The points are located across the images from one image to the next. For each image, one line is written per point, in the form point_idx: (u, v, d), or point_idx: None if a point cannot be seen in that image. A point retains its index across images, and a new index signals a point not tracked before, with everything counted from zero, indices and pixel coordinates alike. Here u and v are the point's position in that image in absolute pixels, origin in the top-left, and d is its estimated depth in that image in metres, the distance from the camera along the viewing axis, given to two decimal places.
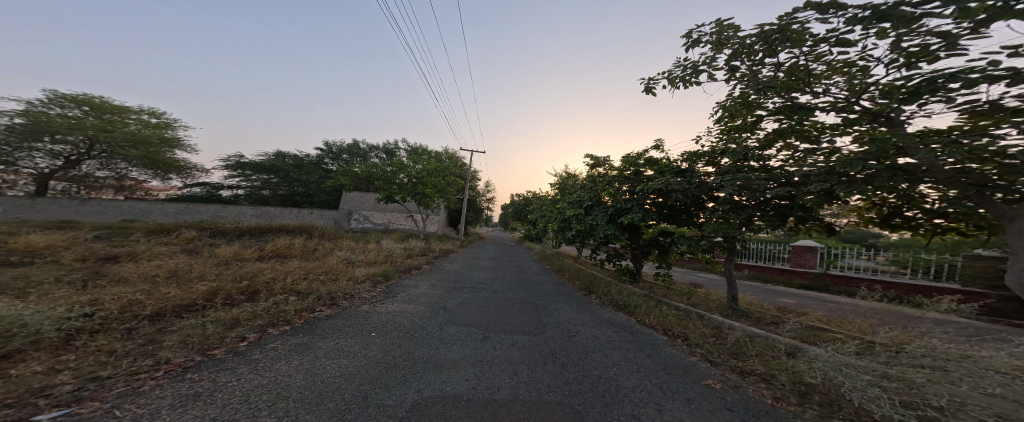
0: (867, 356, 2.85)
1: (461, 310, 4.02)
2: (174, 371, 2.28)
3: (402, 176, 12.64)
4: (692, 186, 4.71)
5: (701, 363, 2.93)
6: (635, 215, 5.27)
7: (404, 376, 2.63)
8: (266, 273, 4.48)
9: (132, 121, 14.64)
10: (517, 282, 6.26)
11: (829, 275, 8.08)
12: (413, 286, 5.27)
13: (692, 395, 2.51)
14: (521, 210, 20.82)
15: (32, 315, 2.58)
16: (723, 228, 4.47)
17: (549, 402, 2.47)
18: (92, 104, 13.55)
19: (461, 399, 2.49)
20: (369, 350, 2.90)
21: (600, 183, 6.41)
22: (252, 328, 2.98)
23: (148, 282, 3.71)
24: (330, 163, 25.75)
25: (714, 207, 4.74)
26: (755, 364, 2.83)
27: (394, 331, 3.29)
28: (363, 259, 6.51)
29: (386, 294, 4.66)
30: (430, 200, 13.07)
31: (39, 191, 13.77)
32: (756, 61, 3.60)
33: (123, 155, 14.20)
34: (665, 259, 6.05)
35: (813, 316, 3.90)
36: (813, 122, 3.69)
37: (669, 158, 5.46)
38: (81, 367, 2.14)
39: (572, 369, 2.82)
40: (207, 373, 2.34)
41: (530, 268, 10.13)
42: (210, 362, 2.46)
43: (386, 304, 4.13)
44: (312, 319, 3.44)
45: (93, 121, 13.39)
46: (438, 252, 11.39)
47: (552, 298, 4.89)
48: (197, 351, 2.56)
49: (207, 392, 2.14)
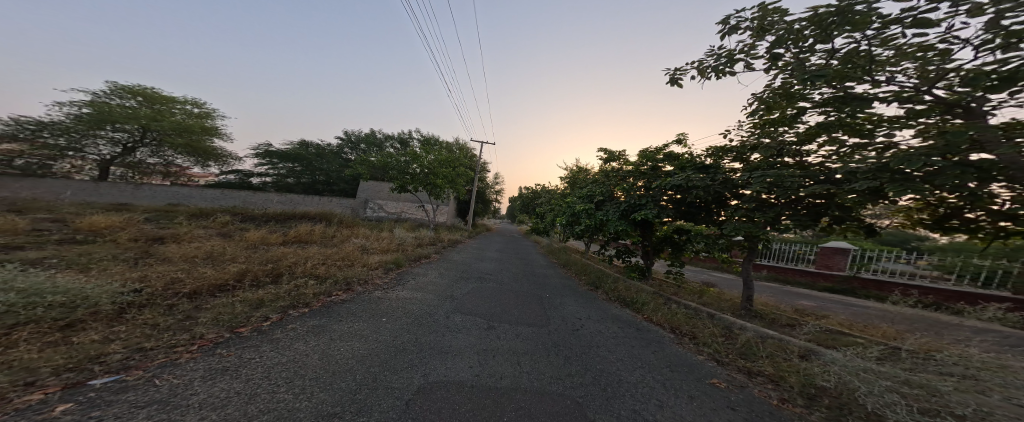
0: (890, 361, 2.70)
1: (467, 299, 4.13)
2: (206, 346, 2.53)
3: (415, 166, 12.92)
4: (714, 183, 4.55)
5: (707, 362, 2.88)
6: (650, 211, 5.16)
7: (411, 360, 2.77)
8: (289, 258, 4.79)
9: (177, 111, 15.94)
10: (522, 274, 6.35)
11: (858, 279, 7.60)
12: (422, 275, 5.47)
13: (695, 393, 2.48)
14: (533, 204, 20.81)
15: (91, 289, 2.94)
16: (746, 226, 4.31)
17: (550, 393, 2.52)
18: (145, 95, 14.83)
19: (464, 386, 2.60)
20: (380, 335, 3.06)
21: (614, 177, 6.31)
22: (276, 308, 3.24)
23: (187, 261, 4.09)
24: (350, 153, 26.71)
25: (738, 204, 4.56)
26: (765, 365, 2.75)
27: (403, 317, 3.45)
28: (377, 247, 6.81)
29: (397, 281, 4.86)
30: (440, 191, 13.53)
31: (101, 177, 15.15)
32: (804, 48, 3.44)
33: (170, 143, 15.51)
34: (678, 257, 5.92)
35: (834, 319, 3.72)
36: (867, 114, 3.47)
37: (692, 153, 5.28)
38: (129, 338, 2.42)
39: (574, 362, 2.85)
40: (234, 349, 2.57)
41: (538, 260, 10.20)
42: (237, 339, 2.70)
43: (398, 291, 4.32)
44: (329, 303, 3.67)
45: (147, 111, 14.66)
46: (448, 242, 11.67)
47: (558, 291, 4.92)
48: (227, 328, 2.82)
49: (233, 367, 2.36)
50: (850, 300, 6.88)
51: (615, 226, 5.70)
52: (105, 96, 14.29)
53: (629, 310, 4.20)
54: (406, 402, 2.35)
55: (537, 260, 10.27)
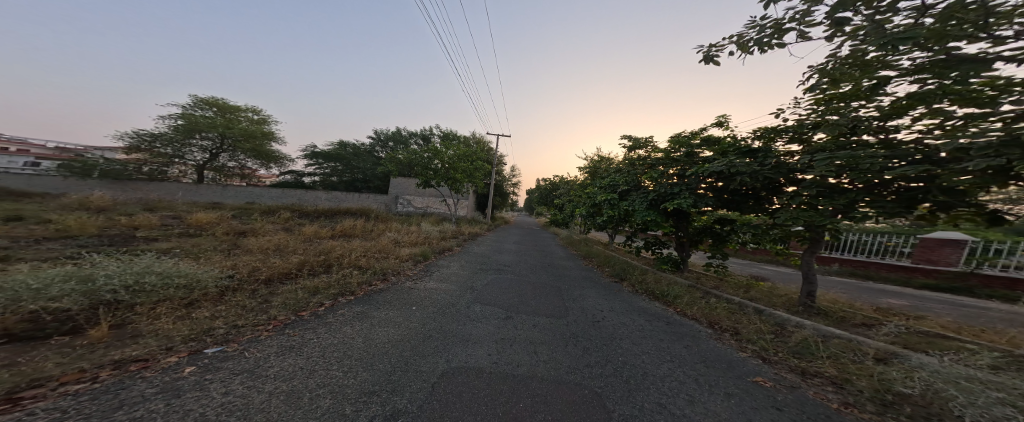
0: (1008, 371, 2.13)
1: (493, 291, 4.24)
2: (278, 326, 2.99)
3: (436, 161, 13.49)
4: (765, 168, 4.06)
5: (753, 360, 2.55)
6: (684, 200, 4.79)
7: (436, 347, 2.93)
8: (337, 250, 5.38)
9: (243, 118, 19.17)
10: (552, 266, 6.32)
11: (981, 276, 6.26)
12: (446, 266, 5.71)
13: (732, 390, 2.22)
14: (547, 195, 20.56)
15: (200, 275, 3.66)
16: (805, 215, 3.75)
17: (568, 383, 2.47)
18: (219, 106, 18.33)
19: (485, 372, 2.67)
20: (410, 323, 3.29)
21: (640, 165, 5.94)
22: (329, 295, 3.67)
23: (265, 253, 4.84)
24: (380, 151, 28.96)
25: (797, 190, 4.02)
26: (826, 366, 2.35)
27: (430, 306, 3.66)
28: (407, 240, 7.27)
29: (425, 272, 5.17)
30: (460, 185, 14.06)
31: (199, 179, 18.74)
32: (881, 8, 2.94)
33: (242, 148, 18.77)
34: (721, 249, 5.41)
35: (934, 320, 3.03)
36: (985, 79, 2.64)
37: (734, 136, 4.79)
38: (228, 316, 2.98)
39: (595, 354, 2.75)
40: (298, 330, 2.99)
41: (560, 253, 9.96)
42: (301, 322, 3.14)
43: (425, 281, 4.59)
44: (370, 292, 4.05)
45: (218, 119, 17.74)
46: (466, 234, 11.95)
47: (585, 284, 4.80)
48: (293, 312, 3.29)
49: (298, 345, 2.75)
50: (964, 300, 5.59)
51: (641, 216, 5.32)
52: (190, 108, 17.74)
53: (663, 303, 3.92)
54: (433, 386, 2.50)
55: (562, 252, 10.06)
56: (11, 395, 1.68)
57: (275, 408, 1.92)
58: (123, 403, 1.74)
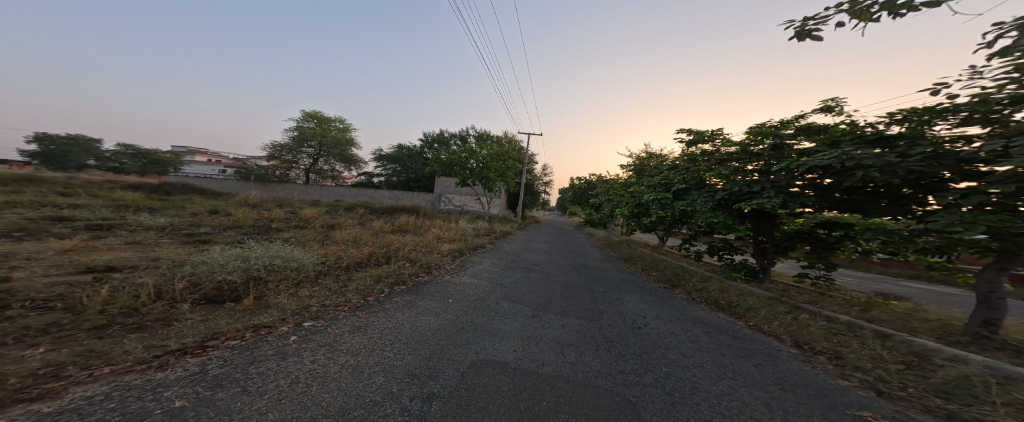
0: None
1: (532, 294, 4.18)
2: (353, 308, 3.58)
3: (472, 160, 13.91)
4: (906, 158, 2.98)
5: (863, 393, 1.86)
6: (768, 200, 4.08)
7: (465, 339, 3.01)
8: (396, 243, 6.08)
9: (334, 127, 23.81)
10: (611, 276, 5.97)
11: None
12: (479, 262, 5.97)
13: (816, 418, 1.65)
14: (582, 194, 19.37)
15: (302, 260, 4.61)
16: (986, 218, 2.58)
17: (597, 387, 2.20)
18: (317, 117, 23.07)
19: (511, 366, 2.59)
20: (446, 314, 3.48)
21: (705, 162, 5.51)
22: (388, 283, 4.23)
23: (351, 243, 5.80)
24: (426, 151, 29.84)
25: (970, 187, 2.82)
26: (1002, 415, 1.53)
27: (464, 300, 3.87)
28: (447, 236, 7.69)
29: (465, 268, 5.43)
30: (494, 184, 14.12)
31: (307, 180, 23.99)
32: None
33: (333, 152, 23.36)
34: (826, 258, 4.42)
35: None
36: None
37: (855, 121, 3.74)
38: (321, 296, 3.70)
39: (632, 361, 2.44)
40: (365, 312, 3.49)
41: (605, 256, 9.18)
42: (367, 305, 3.66)
43: (460, 276, 4.89)
44: (417, 282, 4.48)
45: (318, 130, 22.55)
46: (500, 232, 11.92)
47: (644, 300, 4.42)
48: (361, 296, 3.86)
49: (364, 325, 3.20)
50: None
51: (703, 217, 4.86)
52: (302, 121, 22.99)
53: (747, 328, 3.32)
54: (461, 373, 2.53)
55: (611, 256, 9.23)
56: (197, 344, 2.46)
57: (340, 379, 2.26)
58: (251, 361, 2.34)
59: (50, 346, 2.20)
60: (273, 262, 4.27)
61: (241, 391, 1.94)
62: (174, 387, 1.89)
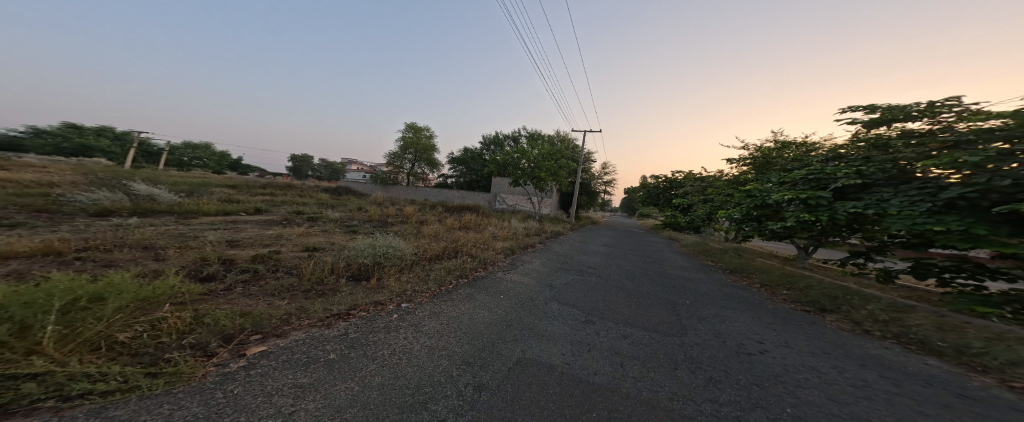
0: None
1: (593, 301, 3.92)
2: (433, 295, 4.09)
3: (522, 161, 12.84)
4: None
5: None
6: None
7: (512, 336, 3.01)
8: (461, 239, 6.54)
9: (427, 136, 27.36)
10: (711, 291, 4.95)
11: None
12: (528, 261, 6.02)
13: None
14: (656, 195, 16.87)
15: (397, 247, 5.37)
16: None
17: (663, 408, 1.85)
18: (414, 128, 27.02)
19: (554, 369, 2.41)
20: (497, 310, 3.58)
21: (912, 147, 3.84)
22: (455, 275, 4.67)
23: (435, 237, 6.48)
24: (485, 153, 27.23)
25: None
26: None
27: (514, 298, 3.96)
28: (500, 234, 7.82)
29: (518, 266, 5.51)
30: (544, 184, 12.91)
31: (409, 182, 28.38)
32: None
33: (427, 157, 26.95)
34: None
35: None
36: None
37: None
38: (421, 283, 4.35)
39: (731, 392, 2.02)
40: (439, 299, 3.96)
41: (681, 264, 7.62)
42: (444, 294, 4.13)
43: (510, 273, 5.08)
44: (476, 277, 4.83)
45: (413, 138, 26.63)
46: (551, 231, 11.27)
47: (769, 322, 3.58)
48: (436, 284, 4.38)
49: (438, 311, 3.61)
50: None
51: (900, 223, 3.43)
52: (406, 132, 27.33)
53: (994, 388, 2.26)
54: (508, 365, 2.51)
55: (703, 266, 7.61)
56: (344, 311, 3.27)
57: (414, 356, 2.59)
58: (369, 331, 2.95)
59: (288, 300, 3.38)
60: (388, 251, 5.14)
61: (362, 355, 2.47)
62: (328, 343, 2.57)
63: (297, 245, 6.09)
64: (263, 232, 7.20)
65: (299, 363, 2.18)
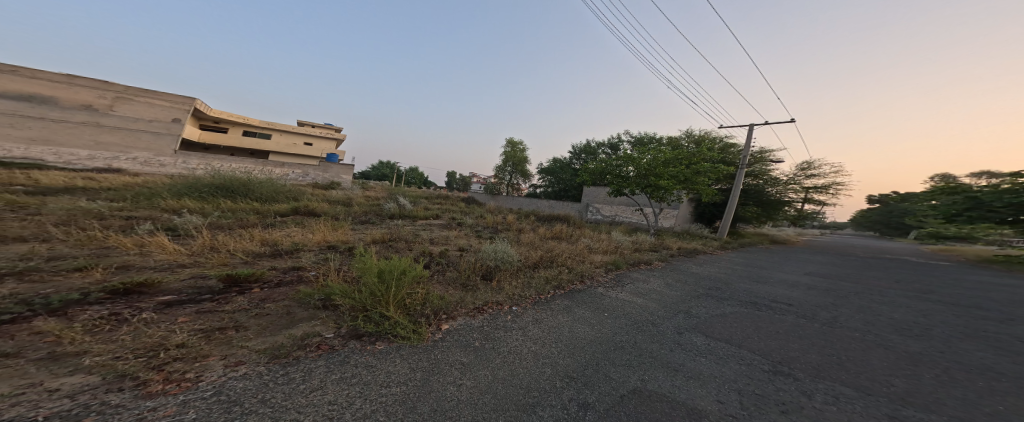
0: None
1: (717, 318, 3.79)
2: (534, 302, 4.09)
3: (629, 168, 11.59)
4: None
5: None
6: None
7: (627, 360, 2.67)
8: (553, 248, 6.27)
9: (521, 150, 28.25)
10: (920, 334, 3.57)
11: None
12: (642, 280, 5.39)
13: None
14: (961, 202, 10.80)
15: (510, 254, 5.52)
16: None
17: None
18: (510, 143, 28.37)
19: (705, 417, 1.98)
20: (606, 329, 3.26)
21: None
22: (551, 285, 4.56)
23: (530, 245, 6.28)
24: (576, 163, 26.43)
25: None
26: None
27: (625, 319, 3.55)
28: (599, 247, 7.34)
29: (647, 291, 4.74)
30: (665, 194, 11.62)
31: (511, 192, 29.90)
32: None
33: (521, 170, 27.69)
34: None
35: None
36: None
37: None
38: (528, 289, 4.41)
39: None
40: (540, 307, 3.90)
41: (875, 294, 5.60)
42: (544, 302, 4.06)
43: (617, 291, 4.59)
44: (574, 289, 4.59)
45: (512, 152, 28.15)
46: (676, 246, 9.76)
47: None
48: (536, 293, 4.31)
49: (542, 319, 3.55)
50: None
51: None
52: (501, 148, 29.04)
53: None
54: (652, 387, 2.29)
55: (923, 300, 5.30)
56: (482, 305, 3.88)
57: (524, 357, 2.71)
58: (495, 326, 3.37)
59: (458, 292, 4.24)
60: (504, 257, 5.38)
61: (494, 351, 2.81)
62: (474, 332, 3.20)
63: (454, 245, 7.55)
64: (441, 232, 9.00)
65: (462, 344, 2.89)
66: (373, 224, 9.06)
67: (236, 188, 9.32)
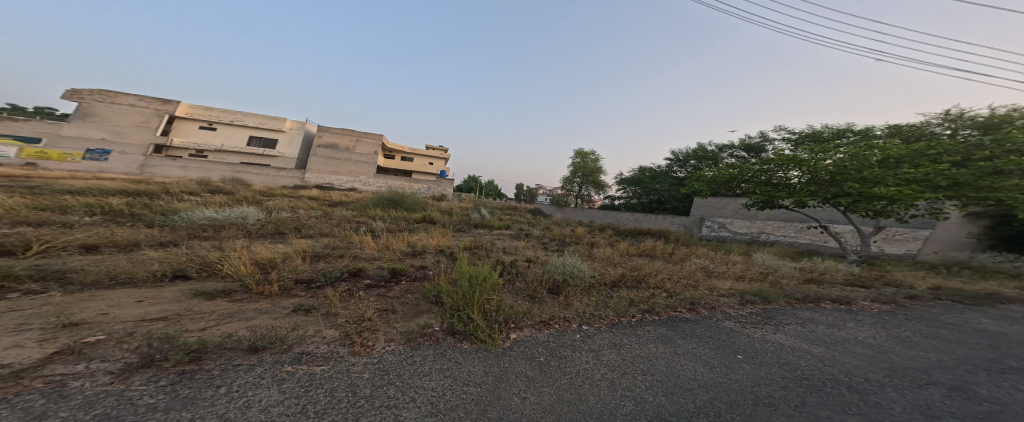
0: None
1: (880, 359, 2.92)
2: (611, 323, 3.63)
3: (795, 174, 7.95)
4: None
5: None
6: None
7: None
8: (646, 269, 5.45)
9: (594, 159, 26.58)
10: None
11: None
12: (822, 324, 3.83)
13: None
14: None
15: (580, 268, 5.11)
16: None
17: None
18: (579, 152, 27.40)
19: None
20: (742, 377, 2.51)
21: None
22: (639, 308, 3.96)
23: (608, 263, 5.63)
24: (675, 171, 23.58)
25: None
26: None
27: (786, 372, 2.59)
28: (722, 271, 5.96)
29: (871, 345, 3.23)
30: (884, 211, 7.03)
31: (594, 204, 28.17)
32: None
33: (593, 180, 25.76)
34: None
35: None
36: None
37: None
38: (597, 305, 4.05)
39: None
40: (618, 332, 3.44)
41: None
42: (624, 326, 3.56)
43: (774, 334, 3.44)
44: (674, 317, 3.85)
45: (581, 163, 27.25)
46: (924, 284, 5.91)
47: None
48: (614, 314, 3.82)
49: (618, 345, 3.14)
50: None
51: None
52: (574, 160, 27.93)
53: None
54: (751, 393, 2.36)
55: None
56: (548, 319, 3.67)
57: (598, 385, 2.44)
58: (561, 343, 3.17)
59: (531, 303, 4.11)
60: (572, 270, 5.01)
61: (558, 368, 2.69)
62: (541, 346, 3.09)
63: (522, 255, 7.46)
64: (512, 241, 9.09)
65: (527, 356, 2.88)
66: (461, 231, 9.91)
67: (396, 200, 12.82)
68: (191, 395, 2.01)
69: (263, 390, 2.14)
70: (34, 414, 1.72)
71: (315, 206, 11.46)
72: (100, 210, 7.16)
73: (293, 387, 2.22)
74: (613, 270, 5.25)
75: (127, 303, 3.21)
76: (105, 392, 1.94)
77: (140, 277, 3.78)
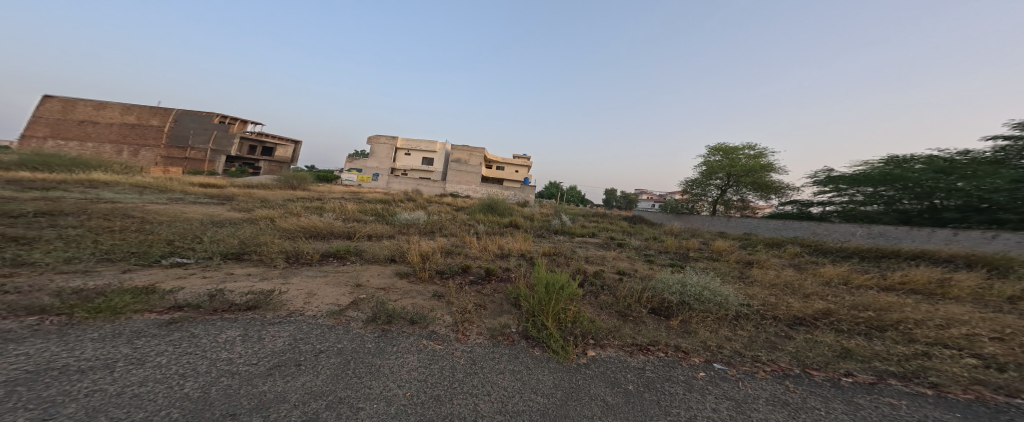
0: None
1: None
2: (778, 373, 2.41)
3: None
4: None
5: None
6: None
7: None
8: (909, 311, 3.34)
9: (743, 156, 18.90)
10: None
11: None
12: None
13: None
14: None
15: (721, 293, 3.85)
16: None
17: None
18: (721, 148, 19.64)
19: None
20: None
21: None
22: (869, 370, 2.35)
23: (784, 288, 4.12)
24: None
25: None
26: None
27: None
28: None
29: None
30: None
31: None
32: None
33: (743, 183, 18.31)
34: None
35: None
36: None
37: None
38: (745, 342, 2.92)
39: None
40: (801, 389, 2.21)
41: None
42: (809, 381, 2.29)
43: None
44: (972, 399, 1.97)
45: (724, 161, 18.93)
46: None
47: None
48: (799, 365, 2.49)
49: (798, 405, 2.01)
50: None
51: None
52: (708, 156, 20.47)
53: None
54: None
55: None
56: (646, 344, 2.83)
57: None
58: (664, 376, 2.33)
59: (653, 328, 3.21)
60: (701, 293, 3.84)
61: (655, 403, 1.96)
62: (628, 372, 2.33)
63: (610, 266, 6.56)
64: (597, 251, 8.17)
65: (608, 379, 2.18)
66: (540, 237, 9.44)
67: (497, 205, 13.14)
68: (383, 347, 2.24)
69: (410, 355, 2.18)
70: (336, 338, 2.27)
71: (450, 210, 12.71)
72: (370, 210, 9.62)
73: (424, 358, 2.18)
74: (823, 305, 3.57)
75: (371, 274, 3.95)
76: (355, 334, 2.37)
77: (376, 259, 4.62)
